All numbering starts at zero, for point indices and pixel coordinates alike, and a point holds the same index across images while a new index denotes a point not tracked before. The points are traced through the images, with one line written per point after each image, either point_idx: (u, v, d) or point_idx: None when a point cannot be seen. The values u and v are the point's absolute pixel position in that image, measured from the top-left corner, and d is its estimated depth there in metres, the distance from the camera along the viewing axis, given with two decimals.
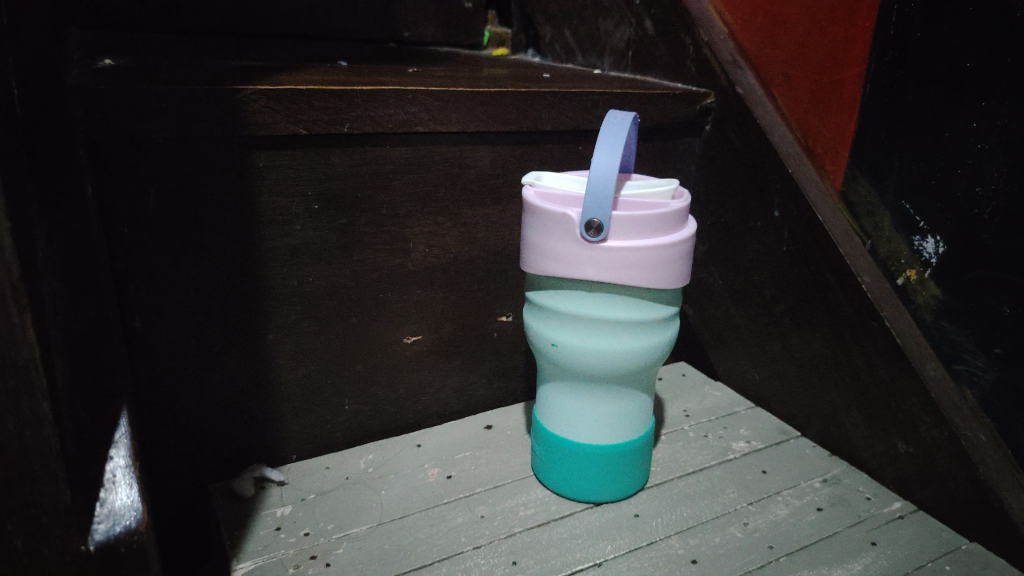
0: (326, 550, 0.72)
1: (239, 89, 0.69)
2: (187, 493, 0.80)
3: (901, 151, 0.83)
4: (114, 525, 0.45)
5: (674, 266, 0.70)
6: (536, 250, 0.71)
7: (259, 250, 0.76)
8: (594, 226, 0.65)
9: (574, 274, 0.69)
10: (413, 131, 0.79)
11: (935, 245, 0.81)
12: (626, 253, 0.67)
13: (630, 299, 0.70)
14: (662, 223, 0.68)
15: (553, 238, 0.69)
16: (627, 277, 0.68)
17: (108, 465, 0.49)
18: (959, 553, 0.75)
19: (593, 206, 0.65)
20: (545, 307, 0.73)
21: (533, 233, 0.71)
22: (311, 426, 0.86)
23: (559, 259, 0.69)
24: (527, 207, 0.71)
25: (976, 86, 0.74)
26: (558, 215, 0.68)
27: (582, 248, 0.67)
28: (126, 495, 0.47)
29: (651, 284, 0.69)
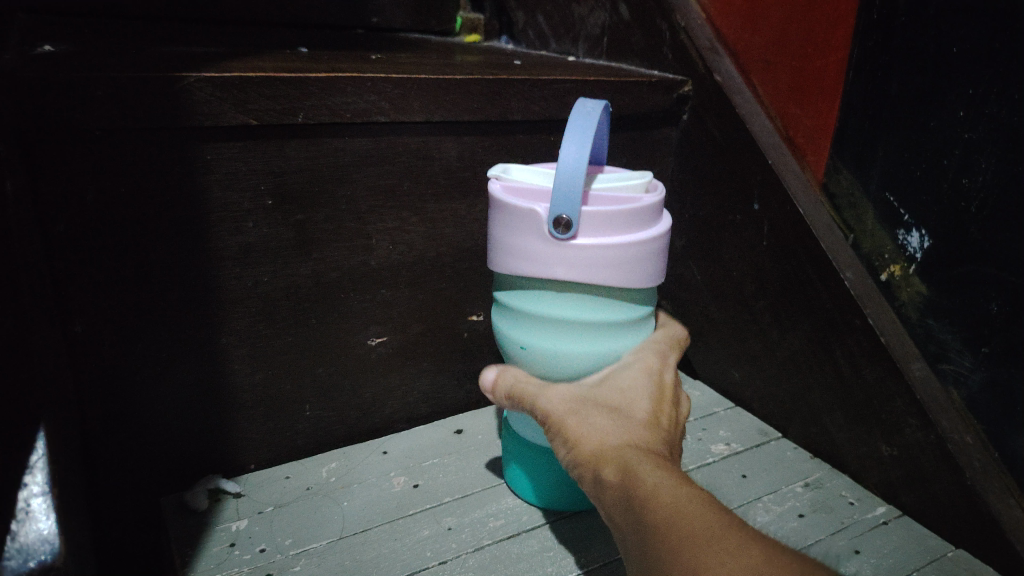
0: (282, 567, 0.68)
1: (182, 75, 0.64)
2: (137, 507, 0.75)
3: (886, 141, 0.80)
4: (27, 561, 0.43)
5: (647, 265, 0.66)
6: (503, 249, 0.67)
7: (209, 248, 0.71)
8: (563, 222, 0.61)
9: (542, 273, 0.65)
10: (374, 121, 0.74)
11: (920, 239, 0.78)
12: (596, 252, 0.63)
13: (602, 299, 0.66)
14: (636, 219, 0.64)
15: (520, 235, 0.65)
16: (599, 276, 0.64)
17: (21, 494, 0.45)
18: (945, 561, 0.72)
19: (561, 201, 0.61)
20: (513, 307, 0.69)
21: (499, 230, 0.66)
22: (270, 433, 0.81)
23: (527, 257, 0.65)
24: (493, 202, 0.67)
25: (964, 74, 0.71)
26: (525, 211, 0.63)
27: (551, 246, 0.63)
28: (44, 526, 0.45)
29: (624, 285, 0.65)
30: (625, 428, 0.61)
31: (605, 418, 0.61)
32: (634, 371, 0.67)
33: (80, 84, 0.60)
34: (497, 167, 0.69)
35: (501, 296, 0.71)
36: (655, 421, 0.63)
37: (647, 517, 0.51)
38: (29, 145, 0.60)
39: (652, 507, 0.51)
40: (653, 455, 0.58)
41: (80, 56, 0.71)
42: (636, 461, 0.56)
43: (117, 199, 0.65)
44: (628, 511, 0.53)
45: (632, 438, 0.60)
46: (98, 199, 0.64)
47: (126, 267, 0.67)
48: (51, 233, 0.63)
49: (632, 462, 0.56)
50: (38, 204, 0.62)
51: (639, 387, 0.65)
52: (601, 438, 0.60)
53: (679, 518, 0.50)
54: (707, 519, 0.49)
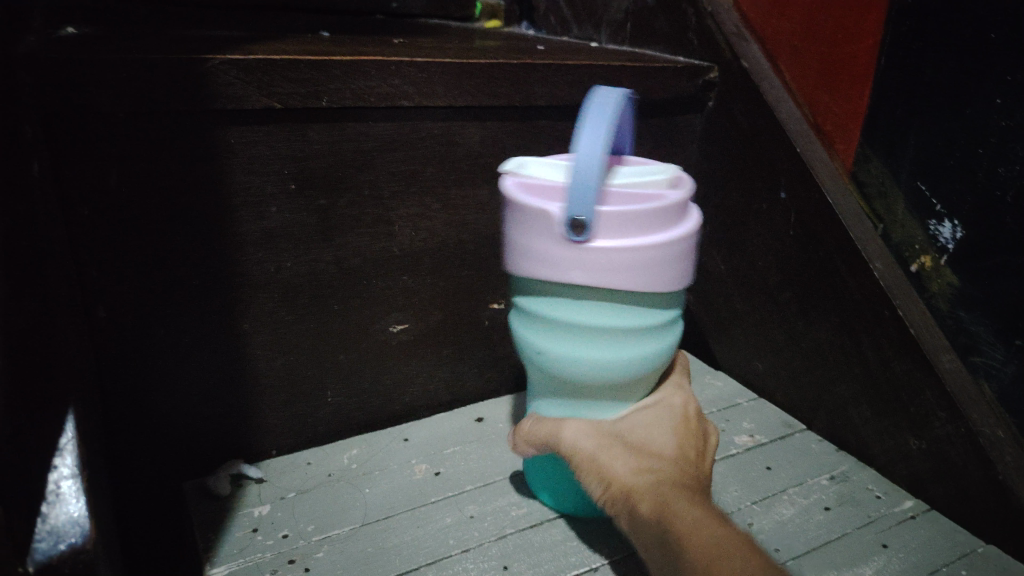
0: (305, 553, 0.67)
1: (206, 58, 0.63)
2: (159, 492, 0.75)
3: (918, 129, 0.78)
4: (57, 544, 0.43)
5: (672, 268, 0.61)
6: (516, 250, 0.63)
7: (230, 234, 0.70)
8: (579, 224, 0.57)
9: (559, 278, 0.60)
10: (398, 106, 0.73)
11: (952, 229, 0.77)
12: (616, 255, 0.58)
13: (624, 305, 0.62)
14: (658, 219, 0.60)
15: (534, 238, 0.60)
16: (619, 282, 0.59)
17: (51, 475, 0.45)
18: (975, 556, 0.71)
19: (576, 203, 0.56)
20: (526, 309, 0.65)
21: (511, 229, 0.62)
22: (292, 419, 0.81)
23: (540, 261, 0.61)
24: (505, 199, 0.63)
25: (1001, 61, 0.70)
26: (539, 211, 0.59)
27: (567, 249, 0.59)
28: (74, 508, 0.44)
29: (648, 290, 0.60)
30: (652, 460, 0.62)
31: (630, 453, 0.62)
32: (655, 405, 0.69)
33: (104, 67, 0.59)
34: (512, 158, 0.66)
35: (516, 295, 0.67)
36: (680, 452, 0.65)
37: (684, 558, 0.52)
38: (53, 128, 0.59)
39: (690, 548, 0.52)
40: (681, 488, 0.59)
41: (102, 39, 0.70)
42: (668, 498, 0.57)
43: (141, 184, 0.65)
44: (667, 551, 0.54)
45: (662, 471, 0.61)
46: (122, 183, 0.64)
47: (149, 252, 0.67)
48: (76, 217, 0.62)
49: (663, 496, 0.57)
50: (62, 187, 0.61)
51: (661, 427, 0.66)
52: (631, 470, 0.61)
53: (716, 558, 0.51)
54: (743, 557, 0.51)
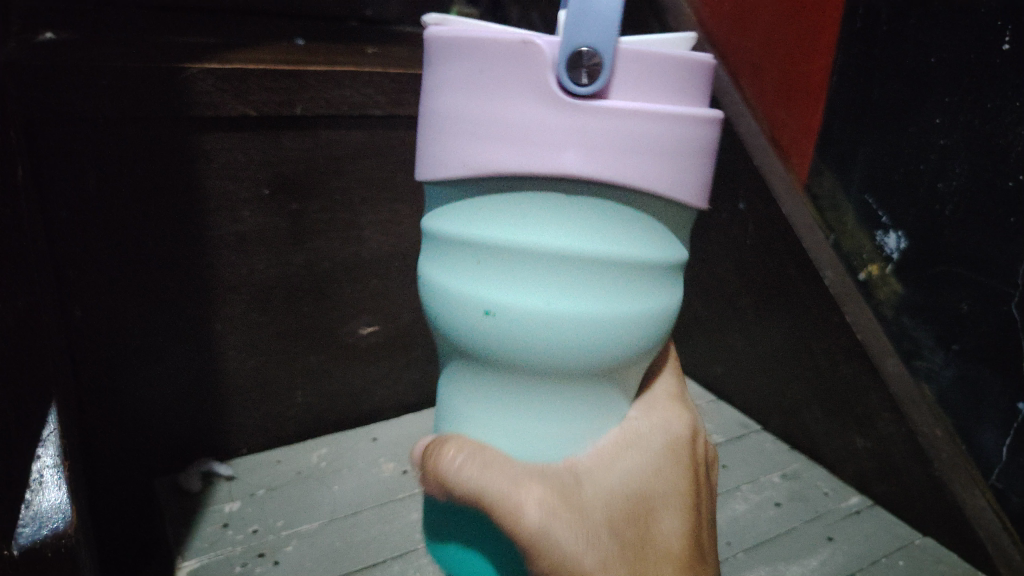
0: (275, 547, 0.70)
1: (184, 67, 0.65)
2: (131, 489, 0.77)
3: (867, 144, 0.82)
4: (40, 528, 0.57)
5: (694, 164, 0.43)
6: (455, 127, 0.42)
7: (204, 237, 0.72)
8: (590, 65, 0.38)
9: (539, 163, 0.40)
10: (369, 114, 0.76)
11: (897, 240, 0.81)
12: (632, 124, 0.40)
13: (617, 228, 0.42)
14: (681, 76, 0.42)
15: (498, 100, 0.40)
16: (628, 174, 0.40)
17: (37, 465, 0.59)
18: (913, 548, 0.76)
19: (586, 28, 0.38)
20: (459, 241, 0.43)
21: (452, 93, 0.42)
22: (263, 418, 0.83)
23: (505, 137, 0.40)
24: (439, 51, 0.42)
25: (940, 83, 0.74)
26: (514, 49, 0.39)
27: (558, 108, 0.39)
28: (53, 497, 0.59)
29: (668, 186, 0.42)
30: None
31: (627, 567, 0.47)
32: (652, 460, 0.52)
33: (83, 75, 0.61)
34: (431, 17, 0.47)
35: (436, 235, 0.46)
36: (684, 545, 0.51)
37: None
38: (35, 134, 0.61)
39: None
40: None
41: (79, 44, 0.72)
42: None
43: (120, 188, 0.66)
44: None
45: None
46: (100, 187, 0.65)
47: (125, 256, 0.68)
48: (55, 220, 0.64)
49: None
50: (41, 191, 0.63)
51: (660, 497, 0.51)
52: None
53: None
54: None
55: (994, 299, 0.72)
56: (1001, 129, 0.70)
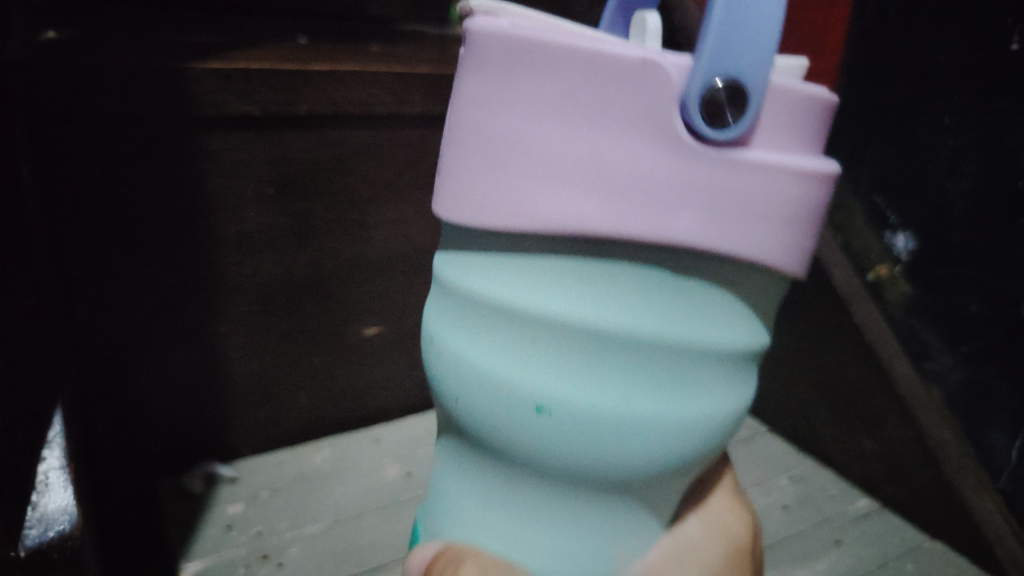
0: (278, 548, 0.69)
1: (187, 65, 0.64)
2: (134, 491, 0.76)
3: (877, 144, 0.82)
4: (46, 531, 0.57)
5: (807, 225, 0.40)
6: (529, 160, 0.36)
7: (207, 238, 0.71)
8: (731, 106, 0.34)
9: (643, 216, 0.35)
10: (374, 114, 0.75)
11: (906, 241, 0.80)
12: (758, 182, 0.36)
13: (678, 320, 0.37)
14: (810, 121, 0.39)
15: (597, 136, 0.35)
16: (741, 242, 0.37)
17: (42, 466, 0.59)
18: (921, 552, 0.76)
19: (738, 58, 0.33)
20: (496, 317, 0.39)
21: (528, 114, 0.35)
22: (267, 419, 0.83)
23: (600, 189, 0.35)
24: (493, 49, 0.35)
25: (949, 82, 0.74)
26: (629, 69, 0.34)
27: (680, 157, 0.35)
28: (59, 498, 0.59)
29: (778, 249, 0.38)
30: None
31: None
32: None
33: (86, 75, 0.60)
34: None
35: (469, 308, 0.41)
36: None
37: None
38: (38, 135, 0.60)
39: None
40: None
41: (87, 43, 0.72)
42: None
43: (123, 189, 0.66)
44: None
45: None
46: (103, 187, 0.65)
47: (128, 257, 0.68)
48: (57, 221, 0.63)
49: None
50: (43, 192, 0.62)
51: None
52: None
53: None
54: None
55: (1003, 302, 0.71)
56: (1009, 129, 0.69)
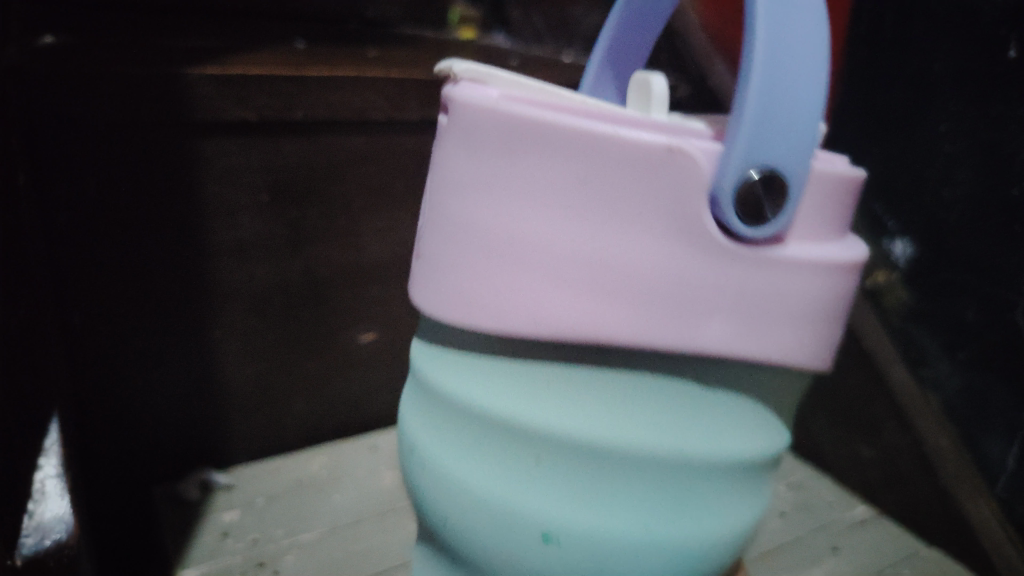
0: (274, 556, 0.69)
1: (182, 72, 0.64)
2: (129, 497, 0.76)
3: (875, 150, 0.82)
4: (43, 539, 0.56)
5: (838, 305, 0.48)
6: (570, 270, 0.42)
7: (202, 244, 0.71)
8: (766, 201, 0.41)
9: (646, 319, 0.43)
10: (371, 120, 0.75)
11: (903, 247, 0.80)
12: (784, 277, 0.44)
13: (659, 432, 0.45)
14: (834, 204, 0.48)
15: (617, 233, 0.41)
16: (772, 334, 0.45)
17: (37, 475, 0.60)
18: (918, 559, 0.76)
19: (776, 162, 0.40)
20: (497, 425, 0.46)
21: (563, 216, 0.41)
22: (263, 426, 0.82)
23: (637, 296, 0.42)
24: (501, 136, 0.41)
25: (945, 89, 0.74)
26: (654, 155, 0.40)
27: (718, 259, 0.42)
28: (57, 507, 0.58)
29: (800, 339, 0.46)
30: None
31: None
32: None
33: (82, 80, 0.60)
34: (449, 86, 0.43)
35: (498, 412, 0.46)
36: None
37: None
38: (34, 141, 0.60)
39: None
40: None
41: (85, 48, 0.72)
42: None
43: (120, 196, 0.66)
44: None
45: None
46: (99, 194, 0.64)
47: (123, 264, 0.68)
48: (55, 227, 0.63)
49: None
50: (38, 197, 0.62)
51: None
52: None
53: None
54: None
55: (1000, 309, 0.71)
56: (1006, 136, 0.69)
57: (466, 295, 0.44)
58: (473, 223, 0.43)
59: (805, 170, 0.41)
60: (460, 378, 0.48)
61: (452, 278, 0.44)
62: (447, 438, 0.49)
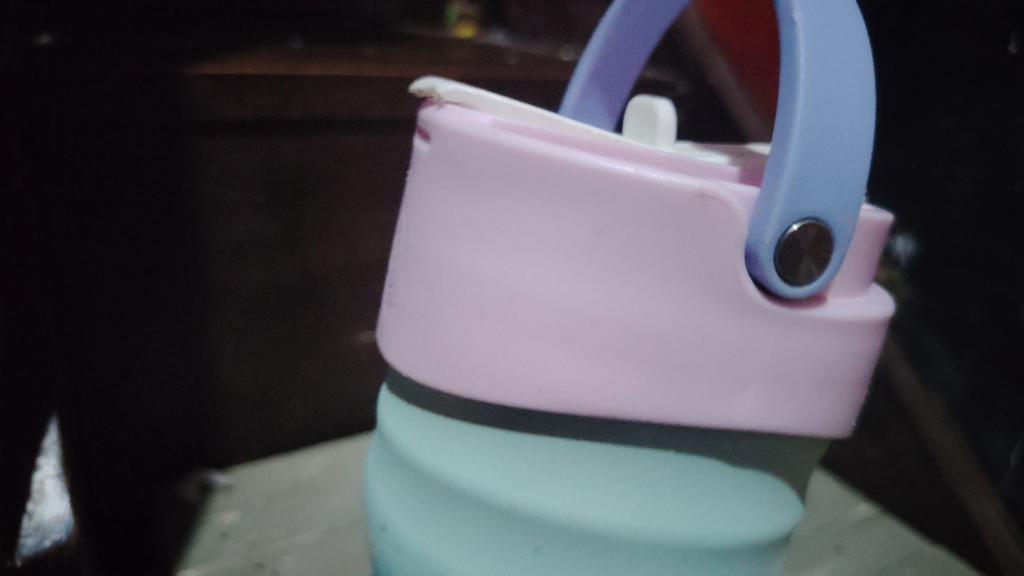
0: (273, 557, 0.69)
1: (181, 71, 0.64)
2: (128, 498, 0.76)
3: (876, 147, 0.81)
4: (43, 539, 0.56)
5: (869, 363, 0.47)
6: (589, 335, 0.41)
7: (201, 245, 0.71)
8: (806, 258, 0.41)
9: (667, 376, 0.42)
10: (369, 119, 0.75)
11: (904, 244, 0.79)
12: (818, 340, 0.43)
13: (614, 494, 0.44)
14: (861, 253, 0.47)
15: (627, 284, 0.40)
16: (806, 401, 0.44)
17: (37, 475, 0.59)
18: (922, 557, 0.75)
19: (811, 199, 0.40)
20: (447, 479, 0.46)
21: (584, 276, 0.40)
22: (262, 427, 0.82)
23: (658, 362, 0.41)
24: (515, 177, 0.41)
25: (948, 84, 0.73)
26: (688, 200, 0.39)
27: (752, 322, 0.41)
28: (58, 508, 0.58)
29: (817, 404, 0.44)
30: None
31: None
32: None
33: (81, 80, 0.60)
34: (449, 122, 0.43)
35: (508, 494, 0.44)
36: None
37: None
38: (31, 140, 0.60)
39: None
40: None
41: (81, 47, 0.71)
42: None
43: (118, 195, 0.65)
44: None
45: None
46: (98, 193, 0.64)
47: (120, 265, 0.67)
48: (53, 227, 0.63)
49: None
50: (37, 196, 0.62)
51: None
52: None
53: None
54: None
55: (1003, 305, 0.71)
56: (1009, 131, 0.68)
57: (474, 362, 0.43)
58: (484, 282, 0.42)
59: (848, 224, 0.41)
60: (456, 459, 0.46)
61: (458, 343, 0.43)
62: (444, 518, 0.47)
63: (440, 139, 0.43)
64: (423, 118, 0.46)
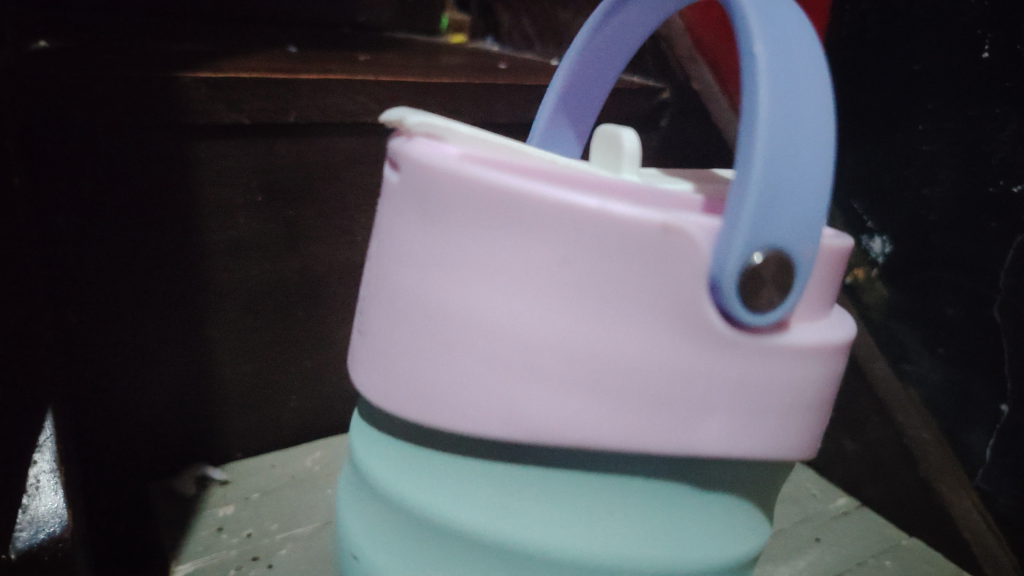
0: (269, 550, 0.71)
1: (179, 75, 0.66)
2: (126, 493, 0.77)
3: (855, 150, 0.84)
4: (38, 532, 0.59)
5: (833, 384, 0.49)
6: (558, 364, 0.43)
7: (197, 244, 0.73)
8: (774, 290, 0.42)
9: (632, 401, 0.43)
10: (362, 122, 0.77)
11: (882, 244, 0.82)
12: (780, 367, 0.45)
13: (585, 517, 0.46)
14: (822, 278, 0.48)
15: (591, 314, 0.42)
16: (772, 424, 0.46)
17: (33, 470, 0.61)
18: (901, 549, 0.78)
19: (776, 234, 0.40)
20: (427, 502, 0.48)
21: (552, 308, 0.42)
22: (256, 422, 0.84)
23: (626, 376, 0.43)
24: (483, 212, 0.42)
25: (925, 88, 0.76)
26: (652, 234, 0.41)
27: (715, 351, 0.43)
28: (51, 502, 0.61)
29: (780, 428, 0.46)
30: None
31: None
32: None
33: (78, 83, 0.62)
34: (419, 156, 0.45)
35: (480, 521, 0.46)
36: None
37: None
38: (30, 141, 0.62)
39: None
40: None
41: (77, 52, 0.73)
42: None
43: (114, 195, 0.67)
44: None
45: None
46: (95, 194, 0.66)
47: (117, 264, 0.69)
48: (50, 227, 0.65)
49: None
50: (36, 196, 0.63)
51: None
52: None
53: None
54: None
55: (977, 303, 0.73)
56: (983, 136, 0.71)
57: (446, 391, 0.44)
58: (456, 313, 0.44)
59: (811, 254, 0.42)
60: (431, 484, 0.48)
61: (433, 374, 0.45)
62: (419, 546, 0.49)
63: (412, 174, 0.45)
64: (393, 150, 0.48)
